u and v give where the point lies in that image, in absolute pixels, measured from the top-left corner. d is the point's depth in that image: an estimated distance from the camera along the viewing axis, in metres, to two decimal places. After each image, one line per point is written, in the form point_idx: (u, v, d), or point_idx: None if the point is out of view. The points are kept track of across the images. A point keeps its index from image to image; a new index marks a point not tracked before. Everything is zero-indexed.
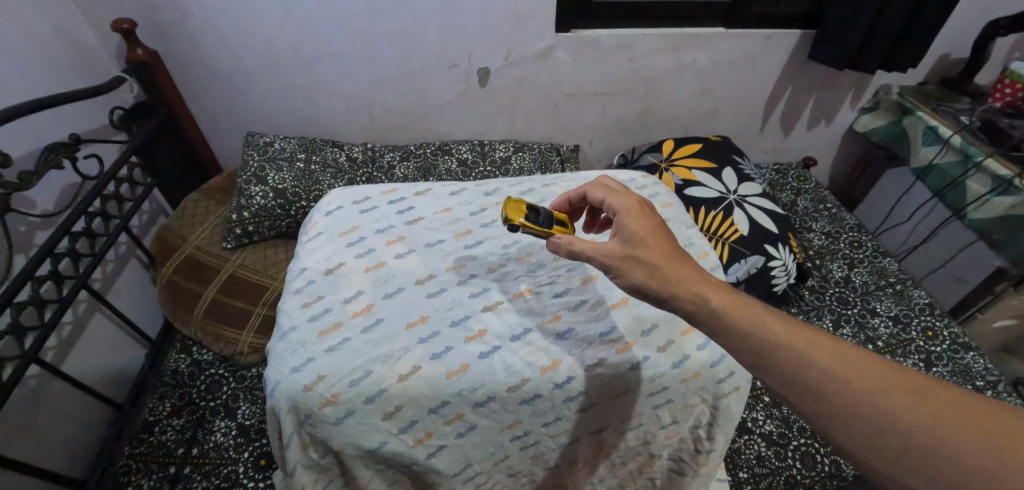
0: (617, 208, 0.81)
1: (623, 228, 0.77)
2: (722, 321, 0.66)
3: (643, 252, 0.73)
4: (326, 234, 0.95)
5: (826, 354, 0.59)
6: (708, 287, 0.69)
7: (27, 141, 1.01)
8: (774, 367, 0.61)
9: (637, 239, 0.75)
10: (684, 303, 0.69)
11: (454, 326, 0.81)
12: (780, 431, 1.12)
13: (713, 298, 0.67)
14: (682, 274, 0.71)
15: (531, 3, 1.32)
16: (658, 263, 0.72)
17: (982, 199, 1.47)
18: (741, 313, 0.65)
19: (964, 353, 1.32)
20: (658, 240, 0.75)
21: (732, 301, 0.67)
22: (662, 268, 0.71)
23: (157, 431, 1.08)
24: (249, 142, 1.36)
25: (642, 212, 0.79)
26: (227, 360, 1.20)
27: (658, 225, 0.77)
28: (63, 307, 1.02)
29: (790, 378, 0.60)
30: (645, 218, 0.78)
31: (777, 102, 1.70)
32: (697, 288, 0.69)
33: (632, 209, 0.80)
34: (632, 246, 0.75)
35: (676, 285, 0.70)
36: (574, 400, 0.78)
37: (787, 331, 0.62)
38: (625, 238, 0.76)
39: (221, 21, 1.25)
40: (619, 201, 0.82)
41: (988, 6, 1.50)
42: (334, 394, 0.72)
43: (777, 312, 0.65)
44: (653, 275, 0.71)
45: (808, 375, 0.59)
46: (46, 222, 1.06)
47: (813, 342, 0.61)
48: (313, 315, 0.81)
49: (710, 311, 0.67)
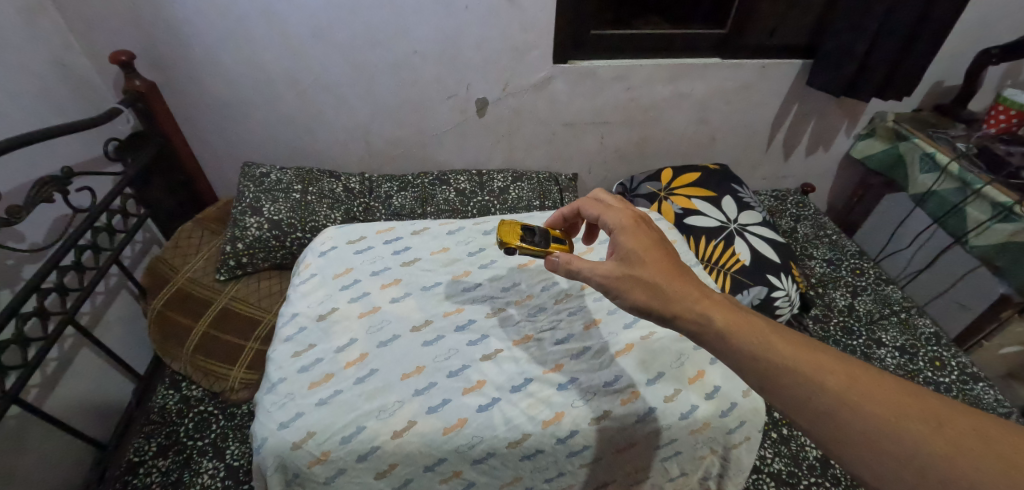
0: (612, 225, 0.80)
1: (618, 247, 0.77)
2: (726, 341, 0.63)
3: (641, 271, 0.72)
4: (319, 277, 0.93)
5: (836, 376, 0.55)
6: (711, 307, 0.66)
7: (20, 174, 1.00)
8: (781, 390, 0.57)
9: (635, 258, 0.74)
10: (686, 322, 0.66)
11: (452, 377, 0.78)
12: (789, 470, 1.08)
13: (716, 317, 0.65)
14: (684, 292, 0.68)
15: (529, 35, 1.33)
16: (657, 281, 0.70)
17: (982, 226, 1.45)
18: (745, 334, 0.62)
19: (973, 384, 1.29)
20: (656, 256, 0.74)
21: (736, 320, 0.64)
22: (662, 285, 0.69)
23: (143, 472, 1.03)
24: (246, 173, 1.35)
25: (638, 229, 0.78)
26: (217, 396, 1.16)
27: (655, 242, 0.76)
28: (48, 344, 0.98)
29: (798, 402, 0.56)
30: (641, 235, 0.77)
31: (775, 129, 1.71)
32: (700, 306, 0.67)
33: (627, 226, 0.79)
34: (630, 265, 0.73)
35: (678, 302, 0.68)
36: (577, 455, 0.75)
37: (796, 351, 0.58)
38: (622, 257, 0.75)
39: (221, 53, 1.25)
40: (613, 218, 0.81)
41: (980, 36, 1.52)
42: (324, 452, 0.69)
43: (784, 331, 0.62)
44: (654, 294, 0.69)
45: (816, 399, 0.54)
46: (34, 256, 1.03)
47: (822, 364, 0.57)
48: (302, 367, 0.79)
49: (715, 331, 0.64)
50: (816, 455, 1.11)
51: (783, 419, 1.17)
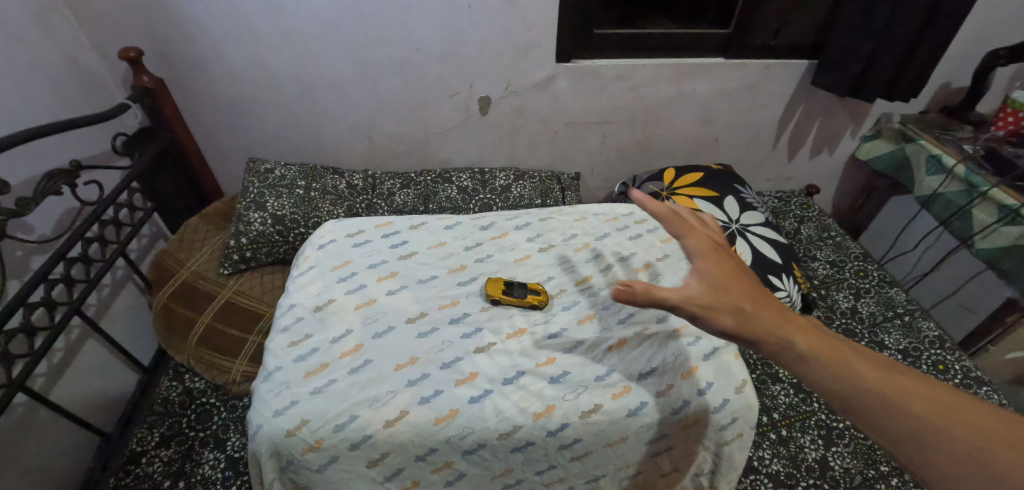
0: (693, 251, 0.67)
1: (701, 272, 0.65)
2: (812, 368, 0.55)
3: (726, 294, 0.62)
4: (317, 269, 0.94)
5: (922, 399, 0.51)
6: (792, 329, 0.59)
7: (29, 168, 1.01)
8: (870, 417, 0.51)
9: (718, 281, 0.64)
10: (768, 345, 0.59)
11: (445, 369, 0.79)
12: (788, 472, 1.08)
13: (798, 339, 0.58)
14: (770, 317, 0.60)
15: (531, 34, 1.34)
16: (742, 305, 0.61)
17: (989, 228, 1.43)
18: (831, 359, 0.56)
19: (977, 388, 1.27)
20: (739, 283, 0.65)
21: (819, 342, 0.57)
22: (748, 309, 0.61)
23: (145, 462, 1.04)
24: (250, 169, 1.36)
25: (717, 257, 0.67)
26: (219, 388, 1.17)
27: (735, 270, 0.66)
28: (54, 334, 1.00)
29: (886, 430, 0.50)
30: (722, 262, 0.67)
31: (780, 129, 1.70)
32: (781, 328, 0.59)
33: (708, 254, 0.67)
34: (714, 288, 0.63)
35: (762, 325, 0.60)
36: (569, 448, 0.76)
37: (883, 375, 0.53)
38: (706, 281, 0.63)
39: (227, 49, 1.27)
40: (695, 242, 0.68)
41: (988, 38, 1.50)
42: (318, 440, 0.70)
43: (868, 354, 0.56)
44: (741, 317, 0.60)
45: (906, 428, 0.50)
46: (43, 248, 1.05)
47: (910, 387, 0.52)
48: (299, 356, 0.80)
49: (796, 354, 0.57)
50: (814, 457, 1.11)
51: (783, 420, 1.17)
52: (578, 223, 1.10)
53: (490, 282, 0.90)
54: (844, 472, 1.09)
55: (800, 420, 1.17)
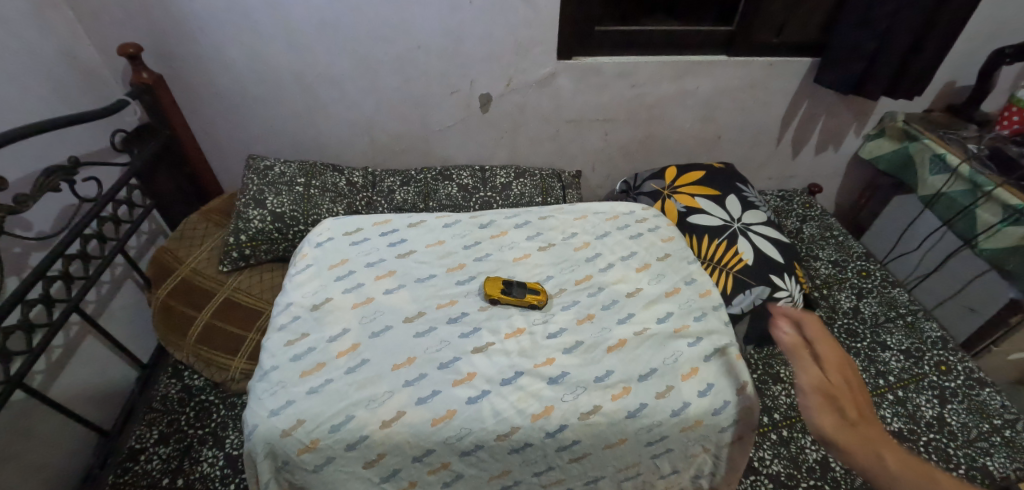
0: (819, 356, 0.76)
1: (821, 378, 0.73)
2: (897, 485, 0.60)
3: (837, 400, 0.70)
4: (315, 267, 0.94)
5: None
6: (884, 446, 0.64)
7: (28, 164, 1.01)
8: None
9: (830, 388, 0.71)
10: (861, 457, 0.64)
11: (442, 369, 0.78)
12: (788, 473, 1.07)
13: (890, 459, 0.63)
14: (870, 432, 0.66)
15: (533, 30, 1.33)
16: (851, 418, 0.68)
17: (993, 229, 1.42)
18: (918, 483, 0.60)
19: (979, 389, 1.26)
20: (853, 397, 0.71)
21: (913, 468, 0.61)
22: (855, 424, 0.67)
23: (143, 459, 1.04)
24: (250, 165, 1.36)
25: (845, 368, 0.74)
26: (218, 386, 1.17)
27: (859, 386, 0.72)
28: (53, 331, 1.00)
29: None
30: (847, 374, 0.73)
31: (783, 127, 1.68)
32: (876, 446, 0.64)
33: (833, 362, 0.75)
34: (827, 391, 0.71)
35: (862, 438, 0.65)
36: (567, 449, 0.75)
37: None
38: (820, 384, 0.72)
39: (227, 45, 1.26)
40: (824, 349, 0.76)
41: (993, 35, 1.49)
42: (314, 440, 0.70)
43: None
44: (843, 425, 0.67)
45: None
46: (41, 244, 1.05)
47: None
48: (295, 355, 0.79)
49: (885, 471, 0.62)
50: (815, 458, 1.10)
51: (783, 420, 1.16)
52: (579, 222, 1.09)
53: (489, 281, 0.90)
54: (846, 473, 1.08)
55: (801, 421, 1.16)
